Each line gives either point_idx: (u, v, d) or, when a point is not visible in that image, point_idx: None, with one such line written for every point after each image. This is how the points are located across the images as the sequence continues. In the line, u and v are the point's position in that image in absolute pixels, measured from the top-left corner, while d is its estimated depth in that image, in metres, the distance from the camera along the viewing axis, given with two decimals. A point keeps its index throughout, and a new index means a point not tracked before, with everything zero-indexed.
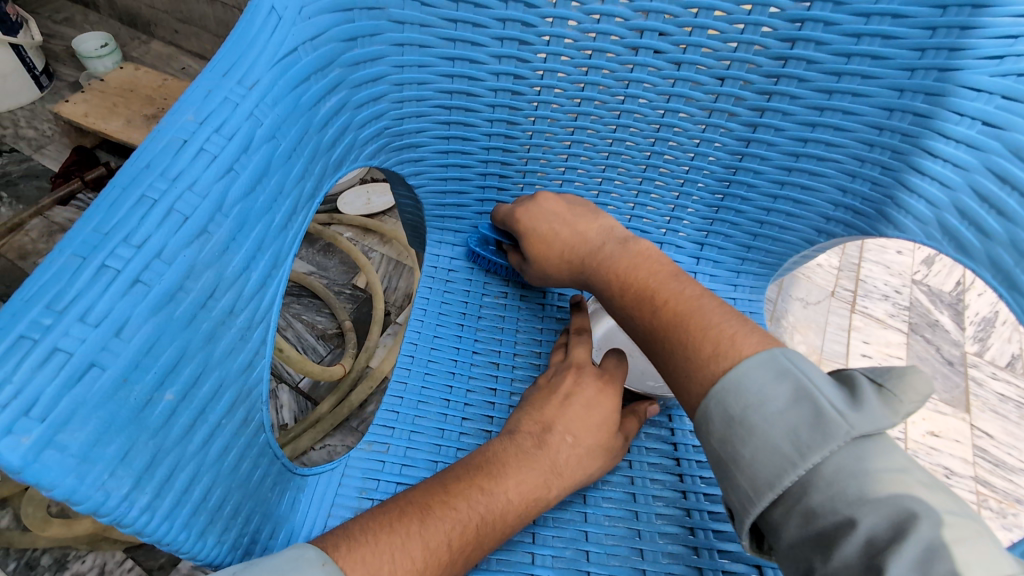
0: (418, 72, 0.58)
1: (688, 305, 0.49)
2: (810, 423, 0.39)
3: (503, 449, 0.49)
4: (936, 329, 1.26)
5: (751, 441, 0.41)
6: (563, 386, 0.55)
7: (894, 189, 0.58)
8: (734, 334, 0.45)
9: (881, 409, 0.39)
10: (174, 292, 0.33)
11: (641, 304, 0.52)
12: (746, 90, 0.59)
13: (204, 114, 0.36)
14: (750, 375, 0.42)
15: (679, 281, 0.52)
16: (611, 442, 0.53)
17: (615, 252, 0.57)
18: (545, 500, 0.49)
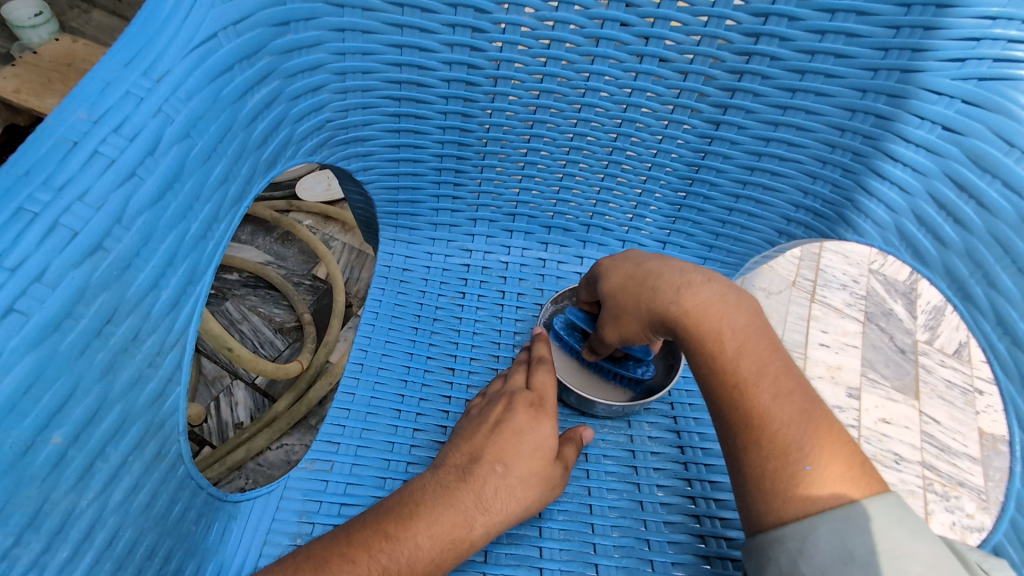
0: (363, 61, 0.54)
1: (781, 411, 0.45)
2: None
3: (421, 487, 0.46)
4: (890, 318, 1.28)
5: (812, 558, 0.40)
6: (493, 415, 0.52)
7: (854, 192, 0.57)
8: (855, 470, 0.42)
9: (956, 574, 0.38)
10: (61, 319, 0.29)
11: (756, 391, 0.45)
12: (708, 86, 0.57)
13: (100, 112, 0.32)
14: (883, 513, 0.40)
15: (775, 375, 0.46)
16: (547, 471, 0.49)
17: (723, 305, 0.49)
18: (467, 541, 0.44)
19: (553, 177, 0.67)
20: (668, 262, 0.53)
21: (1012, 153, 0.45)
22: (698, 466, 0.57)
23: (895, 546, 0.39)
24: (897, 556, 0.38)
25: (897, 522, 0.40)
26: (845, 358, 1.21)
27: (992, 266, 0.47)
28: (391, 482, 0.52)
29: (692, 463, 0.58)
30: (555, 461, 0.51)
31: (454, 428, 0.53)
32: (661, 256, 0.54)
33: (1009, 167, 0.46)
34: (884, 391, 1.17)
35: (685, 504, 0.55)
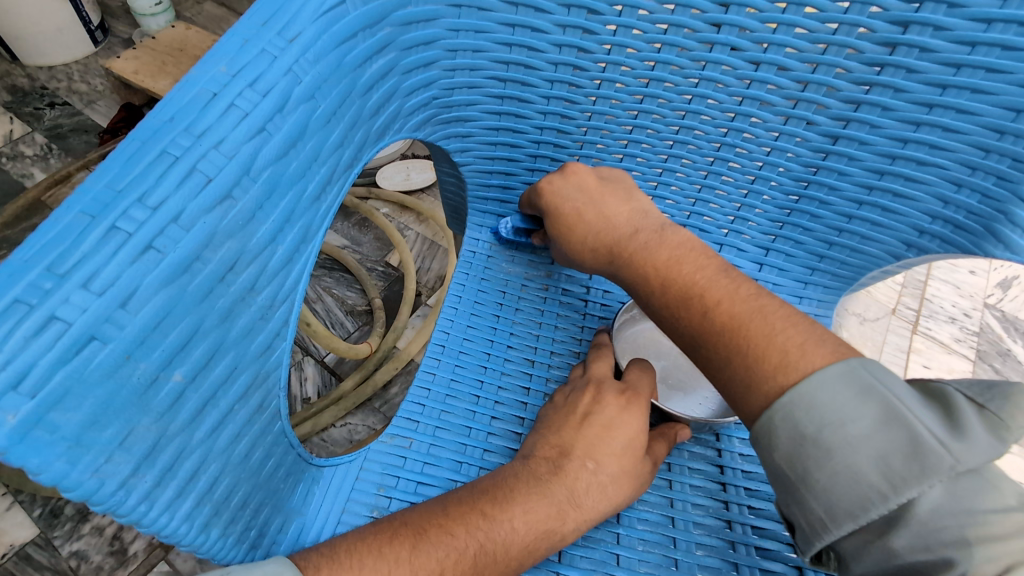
0: (474, 38, 0.53)
1: (745, 308, 0.42)
2: (859, 447, 0.35)
3: (513, 473, 0.45)
4: (1007, 359, 1.15)
5: (827, 463, 0.36)
6: (580, 407, 0.49)
7: (1009, 203, 0.51)
8: (787, 348, 0.39)
9: (978, 435, 0.34)
10: (191, 262, 0.29)
11: (686, 306, 0.44)
12: (841, 79, 0.52)
13: (238, 65, 0.32)
14: (827, 386, 0.37)
15: (731, 278, 0.44)
16: (641, 465, 0.47)
17: (649, 243, 0.49)
18: (559, 535, 0.43)
19: (652, 172, 0.64)
20: (601, 201, 0.53)
21: None
22: None
23: (834, 415, 0.36)
24: (842, 423, 0.36)
25: (819, 390, 0.37)
26: None
27: None
28: (467, 468, 0.51)
29: None
30: (646, 458, 0.48)
31: (539, 416, 0.52)
32: (601, 183, 0.55)
33: None
34: None
35: (780, 531, 0.50)
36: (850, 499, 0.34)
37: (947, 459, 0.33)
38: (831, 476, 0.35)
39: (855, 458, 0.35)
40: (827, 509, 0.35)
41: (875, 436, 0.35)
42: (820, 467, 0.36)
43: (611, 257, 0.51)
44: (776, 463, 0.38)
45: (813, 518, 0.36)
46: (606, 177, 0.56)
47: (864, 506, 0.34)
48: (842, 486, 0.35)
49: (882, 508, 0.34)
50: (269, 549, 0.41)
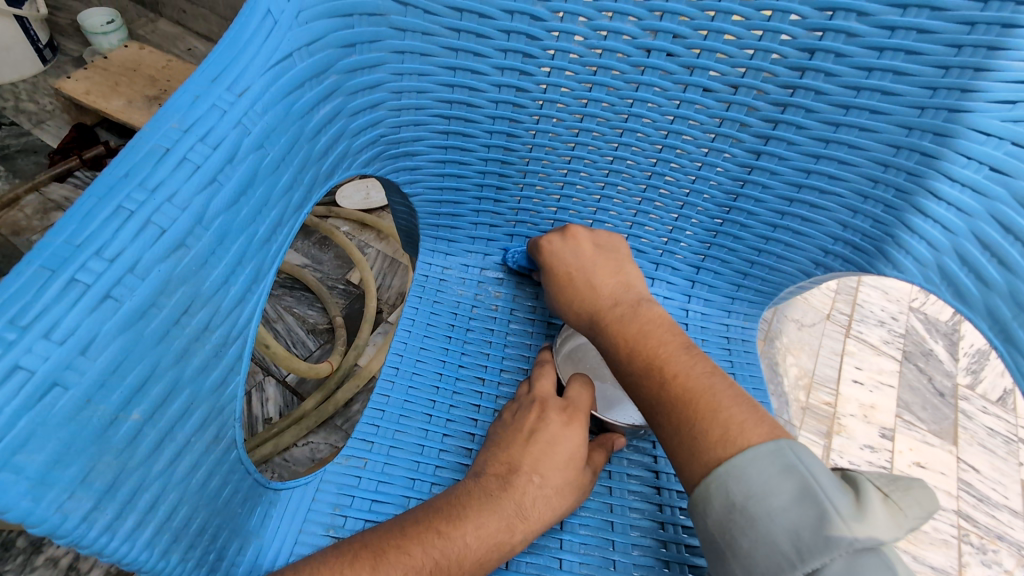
0: (418, 81, 0.57)
1: (699, 385, 0.47)
2: (779, 519, 0.40)
3: (466, 492, 0.48)
4: (929, 359, 1.25)
5: (750, 532, 0.41)
6: (527, 423, 0.53)
7: (895, 228, 0.57)
8: (730, 427, 0.44)
9: (884, 519, 0.38)
10: (147, 308, 0.32)
11: (648, 376, 0.49)
12: (751, 116, 0.58)
13: (189, 122, 0.35)
14: (757, 462, 0.42)
15: (692, 358, 0.49)
16: (580, 477, 0.52)
17: (624, 317, 0.53)
18: (508, 545, 0.46)
19: (591, 199, 0.69)
20: (590, 268, 0.59)
21: None
22: None
23: (758, 486, 0.41)
24: (766, 496, 0.41)
25: (755, 458, 0.42)
26: (878, 398, 1.18)
27: None
28: (420, 484, 0.54)
29: None
30: (585, 469, 0.53)
31: (488, 433, 0.55)
32: (595, 251, 0.60)
33: None
34: (919, 434, 1.14)
35: None
36: (764, 564, 0.39)
37: (847, 536, 0.37)
38: (754, 541, 0.40)
39: (774, 528, 0.40)
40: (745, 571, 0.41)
41: (791, 510, 0.40)
42: (745, 535, 0.41)
43: (591, 325, 0.56)
44: (709, 529, 0.43)
45: None
46: (602, 245, 0.61)
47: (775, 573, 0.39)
48: (762, 557, 0.40)
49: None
50: (228, 571, 0.43)
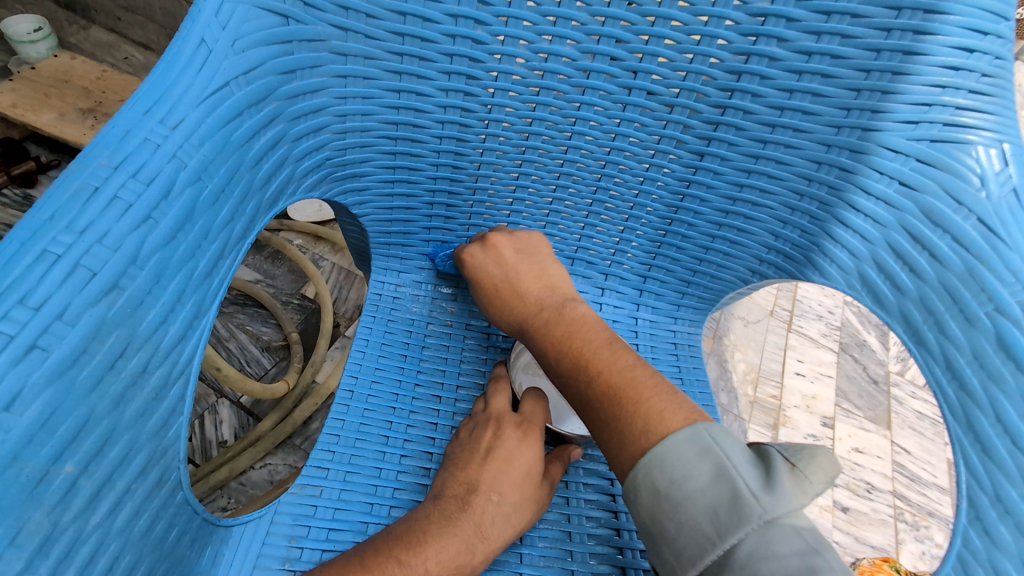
0: (362, 103, 0.57)
1: (621, 379, 0.48)
2: (698, 498, 0.41)
3: (426, 516, 0.48)
4: (863, 349, 1.33)
5: (674, 514, 0.41)
6: (484, 442, 0.55)
7: (820, 238, 0.60)
8: (655, 409, 0.45)
9: (786, 484, 0.39)
10: (78, 355, 0.31)
11: (576, 375, 0.50)
12: (687, 134, 0.61)
13: (119, 158, 0.34)
14: (677, 447, 0.43)
15: (612, 350, 0.50)
16: (537, 492, 0.54)
17: (552, 321, 0.55)
18: (469, 567, 0.47)
19: (540, 214, 0.71)
20: (516, 273, 0.61)
21: (960, 211, 0.48)
22: None
23: (679, 474, 0.42)
24: (684, 481, 0.42)
25: (669, 454, 0.42)
26: (819, 388, 1.25)
27: (969, 303, 0.46)
28: (378, 508, 0.54)
29: None
30: (541, 482, 0.55)
31: (445, 454, 0.56)
32: None
33: (957, 223, 0.48)
34: (856, 421, 1.21)
35: None
36: (690, 546, 0.40)
37: (756, 509, 0.38)
38: (680, 524, 0.41)
39: (695, 509, 0.41)
40: (676, 555, 0.41)
41: (708, 491, 0.40)
42: (671, 518, 0.41)
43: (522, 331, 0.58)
44: (641, 518, 0.44)
45: (667, 565, 0.42)
46: (523, 249, 0.63)
47: (700, 550, 0.39)
48: (687, 537, 0.40)
49: (714, 550, 0.39)
50: None
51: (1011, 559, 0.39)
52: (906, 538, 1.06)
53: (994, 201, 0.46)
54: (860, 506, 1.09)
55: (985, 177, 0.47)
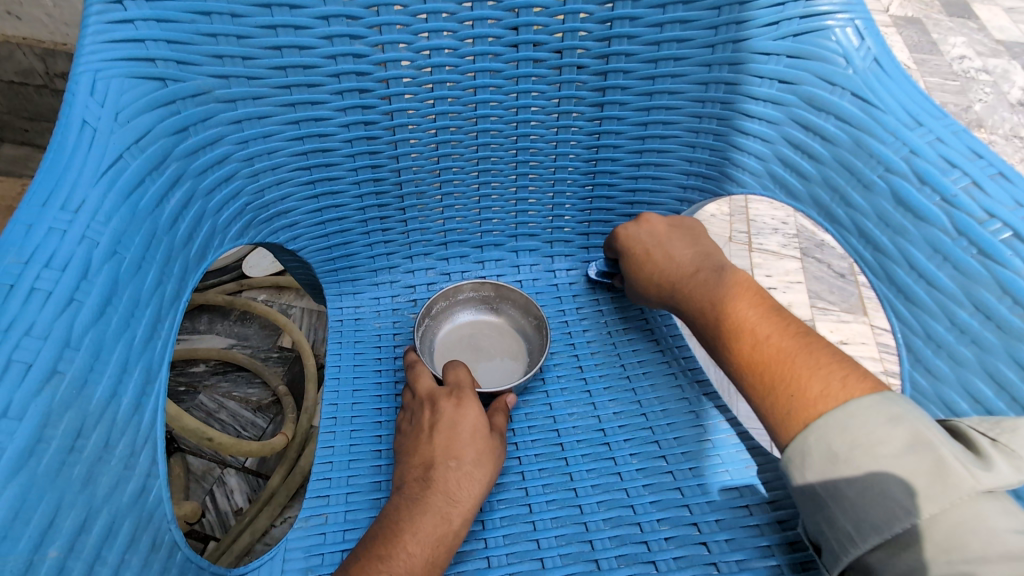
0: (265, 142, 0.58)
1: (792, 345, 0.49)
2: (897, 464, 0.40)
3: (396, 509, 0.50)
4: (824, 248, 1.39)
5: (856, 480, 0.42)
6: (425, 421, 0.56)
7: (728, 151, 0.63)
8: (829, 381, 0.45)
9: (1006, 464, 0.38)
10: (34, 445, 0.32)
11: (738, 339, 0.52)
12: (582, 90, 0.64)
13: (28, 252, 0.36)
14: (858, 415, 0.43)
15: (781, 318, 0.52)
16: (492, 440, 0.57)
17: (710, 280, 0.59)
18: (451, 533, 0.50)
19: (472, 202, 0.73)
20: (667, 243, 0.64)
21: (836, 91, 0.52)
22: (661, 427, 0.63)
23: (865, 438, 0.42)
24: (875, 445, 0.41)
25: (855, 414, 0.43)
26: (793, 296, 1.29)
27: (863, 170, 0.50)
28: None
29: (656, 426, 0.63)
30: (492, 434, 0.57)
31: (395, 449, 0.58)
32: (672, 228, 0.65)
33: (836, 103, 0.52)
34: (835, 316, 1.26)
35: (657, 464, 0.60)
36: (875, 515, 0.41)
37: (969, 481, 0.38)
38: (863, 489, 0.41)
39: (892, 475, 0.40)
40: (854, 523, 0.42)
41: (905, 457, 0.40)
42: (851, 484, 0.42)
43: (673, 292, 0.62)
44: (811, 483, 0.44)
45: (841, 531, 0.42)
46: (676, 223, 0.66)
47: (889, 520, 0.40)
48: (872, 504, 0.41)
49: (904, 522, 0.39)
50: None
51: (952, 388, 0.44)
52: None
53: (861, 73, 0.50)
54: None
55: (848, 55, 0.51)
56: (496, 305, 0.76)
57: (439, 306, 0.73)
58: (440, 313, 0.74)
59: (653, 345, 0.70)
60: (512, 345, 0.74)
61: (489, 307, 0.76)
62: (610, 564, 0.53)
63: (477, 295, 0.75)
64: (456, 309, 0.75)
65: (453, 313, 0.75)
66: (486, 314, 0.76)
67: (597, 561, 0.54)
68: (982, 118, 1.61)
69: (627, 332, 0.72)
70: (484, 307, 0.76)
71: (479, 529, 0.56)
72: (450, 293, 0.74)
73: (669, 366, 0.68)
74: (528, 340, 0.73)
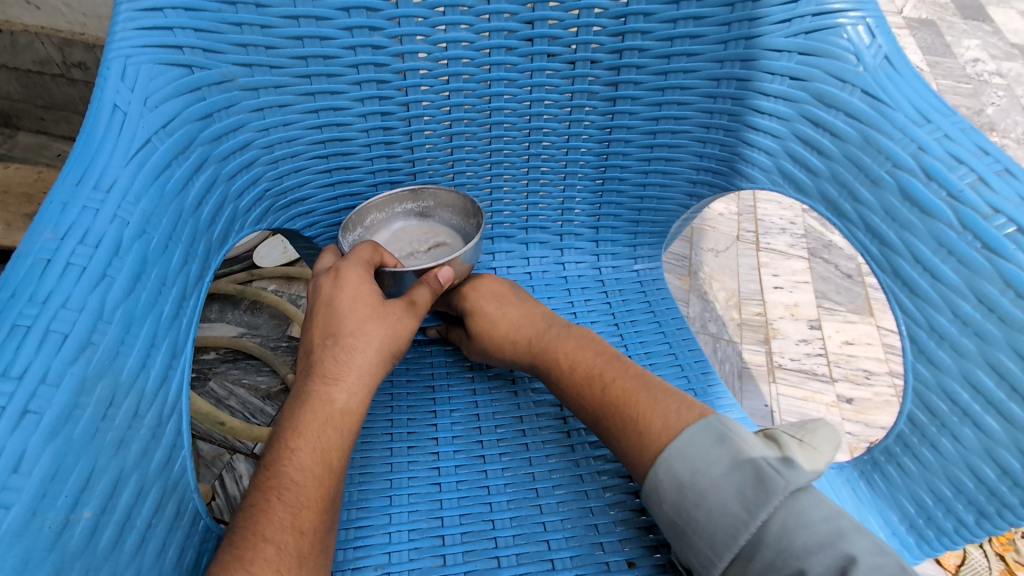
0: (286, 130, 0.59)
1: (633, 383, 0.52)
2: (726, 483, 0.44)
3: (286, 405, 0.50)
4: (831, 249, 1.39)
5: (702, 502, 0.45)
6: (311, 303, 0.56)
7: (739, 147, 0.64)
8: (668, 414, 0.49)
9: (806, 467, 0.43)
10: (70, 411, 0.34)
11: (591, 386, 0.54)
12: (596, 84, 0.65)
13: (63, 229, 0.38)
14: (693, 438, 0.47)
15: (622, 361, 0.55)
16: (378, 305, 0.54)
17: (567, 336, 0.59)
18: (344, 408, 0.49)
19: (484, 193, 0.74)
20: None
21: (846, 88, 0.52)
22: None
23: (700, 461, 0.46)
24: (708, 468, 0.45)
25: (687, 443, 0.47)
26: (799, 296, 1.30)
27: (870, 165, 0.51)
28: (397, 498, 0.56)
29: None
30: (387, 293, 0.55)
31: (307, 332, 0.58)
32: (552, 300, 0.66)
33: (845, 99, 0.52)
34: (841, 316, 1.26)
35: None
36: (721, 530, 0.43)
37: (781, 483, 0.42)
38: (708, 512, 0.44)
39: (723, 493, 0.44)
40: (710, 544, 0.44)
41: (731, 475, 0.44)
42: (697, 506, 0.45)
43: (533, 350, 0.60)
44: (667, 512, 0.47)
45: (702, 555, 0.44)
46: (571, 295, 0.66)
47: (736, 532, 0.42)
48: (716, 521, 0.44)
49: (747, 530, 0.42)
50: None
51: (953, 378, 0.45)
52: None
53: (872, 71, 0.51)
54: (863, 393, 1.14)
55: (859, 53, 0.51)
56: (433, 215, 0.72)
57: (374, 217, 0.69)
58: (376, 225, 0.70)
59: (661, 338, 0.71)
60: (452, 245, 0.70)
61: (426, 217, 0.72)
62: (615, 547, 0.53)
63: (415, 207, 0.71)
64: (391, 223, 0.71)
65: (388, 225, 0.71)
66: (419, 222, 0.71)
67: (608, 562, 0.52)
68: (995, 122, 1.60)
69: (634, 324, 0.72)
70: (416, 216, 0.72)
71: (486, 511, 0.56)
72: (384, 205, 0.69)
73: (676, 358, 0.69)
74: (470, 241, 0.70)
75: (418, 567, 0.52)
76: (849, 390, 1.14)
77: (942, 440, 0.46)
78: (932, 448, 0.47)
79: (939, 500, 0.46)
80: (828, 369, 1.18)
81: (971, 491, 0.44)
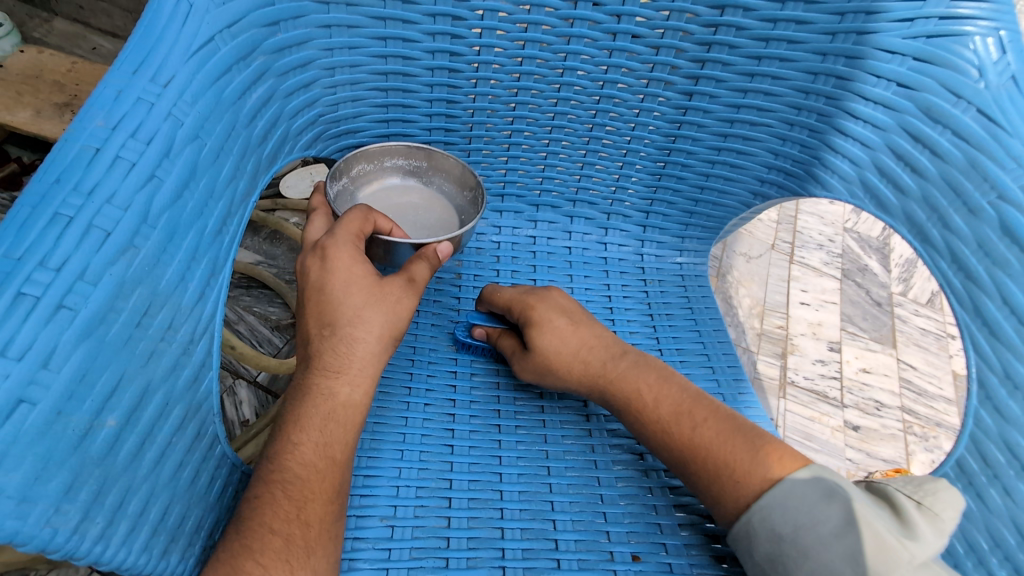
0: (350, 54, 0.56)
1: (726, 427, 0.50)
2: (835, 545, 0.42)
3: (285, 401, 0.47)
4: (866, 273, 1.35)
5: (805, 561, 0.43)
6: (298, 284, 0.50)
7: (821, 150, 0.60)
8: (766, 460, 0.48)
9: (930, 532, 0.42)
10: (105, 313, 0.32)
11: (679, 423, 0.52)
12: (680, 59, 0.60)
13: (116, 118, 0.35)
14: (798, 491, 0.45)
15: (709, 402, 0.53)
16: (376, 285, 0.48)
17: (639, 370, 0.56)
18: (347, 404, 0.46)
19: (538, 158, 0.70)
20: (587, 326, 0.59)
21: (959, 105, 0.48)
22: None
23: (806, 519, 0.44)
24: (814, 525, 0.43)
25: (788, 497, 0.45)
26: (824, 315, 1.26)
27: (971, 194, 0.48)
28: (409, 453, 0.54)
29: None
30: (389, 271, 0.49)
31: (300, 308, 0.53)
32: (584, 326, 0.59)
33: (957, 117, 0.49)
34: (863, 342, 1.23)
35: None
36: None
37: (906, 555, 0.40)
38: (813, 572, 0.42)
39: (830, 556, 0.42)
40: None
41: (843, 537, 0.42)
42: (800, 565, 0.43)
43: (602, 379, 0.56)
44: (758, 562, 0.45)
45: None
46: (584, 321, 0.59)
47: None
48: None
49: None
50: None
51: (1019, 431, 0.44)
52: (916, 449, 1.08)
53: (993, 90, 0.47)
54: (870, 423, 1.12)
55: (983, 67, 0.47)
56: (425, 178, 0.67)
57: (361, 168, 0.64)
58: (360, 176, 0.64)
59: (695, 336, 0.68)
60: (432, 213, 0.66)
61: (416, 176, 0.67)
62: (620, 538, 0.52)
63: (405, 164, 0.67)
64: (382, 175, 0.66)
65: (378, 178, 0.66)
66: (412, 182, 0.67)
67: (612, 552, 0.51)
68: None
69: (670, 318, 0.70)
70: (409, 174, 0.67)
71: (495, 481, 0.54)
72: (376, 157, 0.65)
73: (708, 360, 0.66)
74: (461, 215, 0.67)
75: (422, 526, 0.50)
76: (857, 418, 1.12)
77: (991, 491, 0.45)
78: (976, 496, 0.46)
79: (971, 550, 0.45)
80: (840, 394, 1.15)
81: (1009, 546, 0.43)
